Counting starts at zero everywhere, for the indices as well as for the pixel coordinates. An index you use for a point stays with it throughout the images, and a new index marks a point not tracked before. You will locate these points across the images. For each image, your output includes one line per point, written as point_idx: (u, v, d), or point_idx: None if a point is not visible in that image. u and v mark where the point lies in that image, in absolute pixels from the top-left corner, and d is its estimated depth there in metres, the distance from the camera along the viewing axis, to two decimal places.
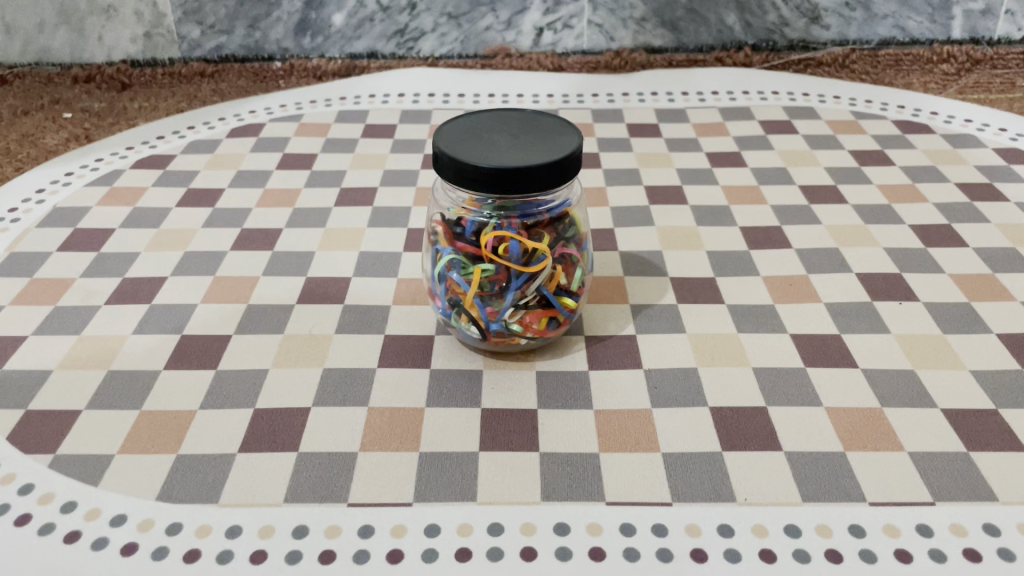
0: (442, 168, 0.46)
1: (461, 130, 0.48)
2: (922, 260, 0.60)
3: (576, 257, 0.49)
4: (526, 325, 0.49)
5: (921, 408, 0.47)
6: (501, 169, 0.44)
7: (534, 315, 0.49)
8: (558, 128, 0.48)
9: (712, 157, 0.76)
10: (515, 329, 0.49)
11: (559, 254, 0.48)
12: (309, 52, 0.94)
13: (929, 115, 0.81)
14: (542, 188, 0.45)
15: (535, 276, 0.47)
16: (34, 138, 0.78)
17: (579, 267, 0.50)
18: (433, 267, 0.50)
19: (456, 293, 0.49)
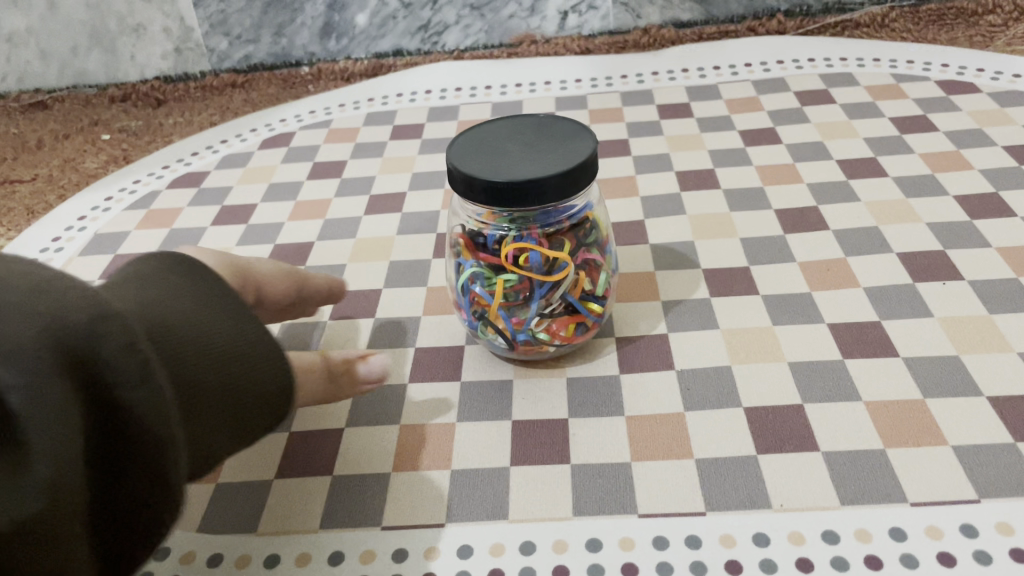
0: (456, 185, 0.45)
1: (473, 142, 0.47)
2: (967, 234, 0.58)
3: (600, 261, 0.49)
4: (553, 333, 0.49)
5: (967, 397, 0.45)
6: (512, 182, 0.43)
7: (560, 322, 0.49)
8: (573, 134, 0.47)
9: (746, 134, 0.74)
10: (542, 337, 0.49)
11: (582, 261, 0.48)
12: (336, 54, 0.95)
13: (975, 72, 0.78)
14: (558, 197, 0.44)
15: (558, 285, 0.47)
16: (75, 163, 0.80)
17: (604, 271, 0.49)
18: (457, 279, 0.50)
19: (479, 305, 0.49)
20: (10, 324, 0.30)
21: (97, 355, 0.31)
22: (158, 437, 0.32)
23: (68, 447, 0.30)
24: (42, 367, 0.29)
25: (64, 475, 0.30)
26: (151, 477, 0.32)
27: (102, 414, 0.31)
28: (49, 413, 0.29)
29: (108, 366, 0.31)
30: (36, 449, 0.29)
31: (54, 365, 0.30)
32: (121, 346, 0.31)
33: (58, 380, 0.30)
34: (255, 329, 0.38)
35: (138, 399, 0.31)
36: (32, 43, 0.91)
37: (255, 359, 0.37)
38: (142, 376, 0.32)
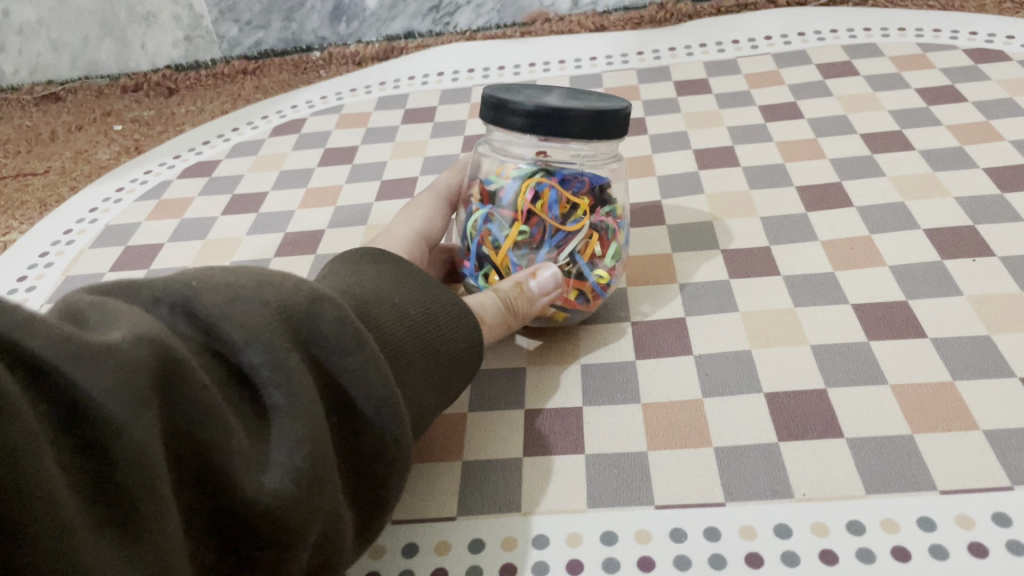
0: (486, 111, 0.44)
1: (512, 87, 0.47)
2: (999, 208, 0.55)
3: (614, 234, 0.48)
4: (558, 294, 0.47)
5: (999, 378, 0.43)
6: (541, 108, 0.41)
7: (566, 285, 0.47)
8: (610, 97, 0.46)
9: (766, 109, 0.72)
10: None
11: (598, 223, 0.47)
12: (347, 38, 0.94)
13: (1004, 40, 0.75)
14: (583, 136, 0.42)
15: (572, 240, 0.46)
16: (87, 154, 0.79)
17: (617, 245, 0.48)
18: (467, 228, 0.49)
19: (486, 251, 0.48)
20: (244, 310, 0.30)
21: (319, 327, 0.32)
22: (384, 392, 0.33)
23: (316, 412, 0.30)
24: (281, 342, 0.30)
25: (321, 435, 0.30)
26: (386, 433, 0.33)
27: (332, 382, 0.32)
28: (299, 379, 0.30)
29: (333, 336, 0.32)
30: (293, 416, 0.29)
31: (286, 339, 0.30)
32: (338, 318, 0.33)
33: (295, 353, 0.31)
34: (433, 298, 0.40)
35: (362, 360, 0.32)
36: (42, 35, 0.91)
37: (438, 324, 0.39)
38: (358, 344, 0.33)
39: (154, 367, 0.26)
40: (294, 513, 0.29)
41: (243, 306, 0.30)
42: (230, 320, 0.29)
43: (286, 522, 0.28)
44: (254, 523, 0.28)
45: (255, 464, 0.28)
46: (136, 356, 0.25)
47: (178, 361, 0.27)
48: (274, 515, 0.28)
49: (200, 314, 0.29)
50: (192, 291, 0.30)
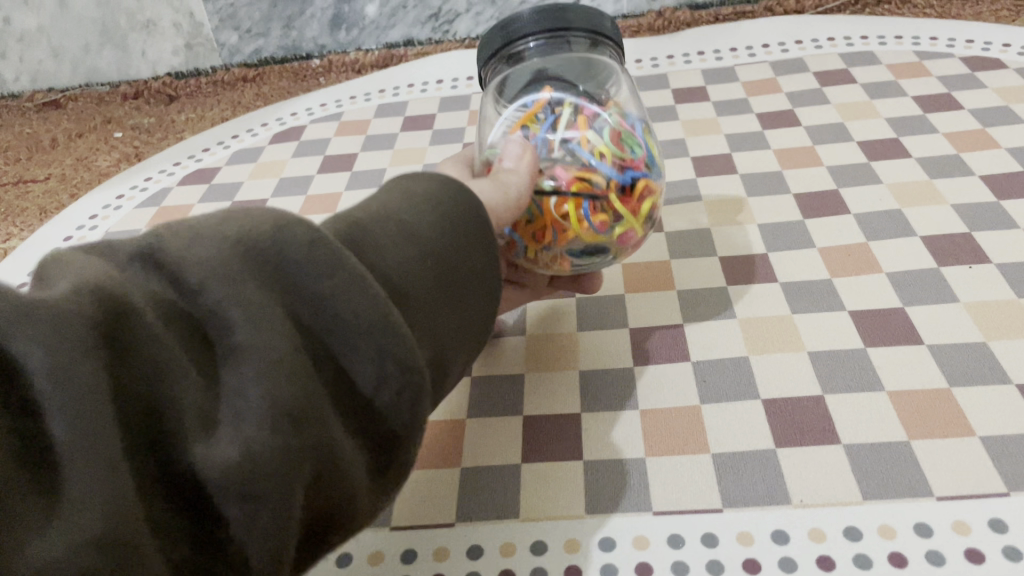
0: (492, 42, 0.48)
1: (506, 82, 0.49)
2: (995, 215, 0.56)
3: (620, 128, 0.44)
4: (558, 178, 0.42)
5: (995, 385, 0.44)
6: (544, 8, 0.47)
7: (566, 168, 0.42)
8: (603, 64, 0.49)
9: (763, 117, 0.72)
10: (547, 186, 0.42)
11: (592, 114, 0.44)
12: (346, 45, 0.95)
13: (1000, 47, 0.76)
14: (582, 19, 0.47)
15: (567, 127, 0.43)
16: (88, 162, 0.80)
17: (624, 138, 0.43)
18: None
19: None
20: (202, 249, 0.27)
21: (290, 254, 0.28)
22: (375, 312, 0.29)
23: (287, 350, 0.27)
24: (243, 278, 0.27)
25: (295, 370, 0.27)
26: (384, 360, 0.29)
27: (313, 310, 0.28)
28: (263, 316, 0.26)
29: (307, 261, 0.28)
30: (260, 354, 0.26)
31: (250, 273, 0.27)
32: (310, 240, 0.28)
33: (262, 287, 0.27)
34: (448, 212, 0.35)
35: (343, 282, 0.28)
36: (43, 42, 0.91)
37: (450, 244, 0.35)
38: (338, 265, 0.28)
39: (87, 316, 0.23)
40: (267, 468, 0.25)
41: (205, 244, 0.27)
42: (187, 261, 0.26)
43: (257, 479, 0.25)
44: (223, 484, 0.25)
45: (216, 417, 0.25)
46: (64, 311, 0.22)
47: (121, 310, 0.24)
48: (243, 472, 0.25)
49: (156, 261, 0.26)
50: (154, 239, 0.27)
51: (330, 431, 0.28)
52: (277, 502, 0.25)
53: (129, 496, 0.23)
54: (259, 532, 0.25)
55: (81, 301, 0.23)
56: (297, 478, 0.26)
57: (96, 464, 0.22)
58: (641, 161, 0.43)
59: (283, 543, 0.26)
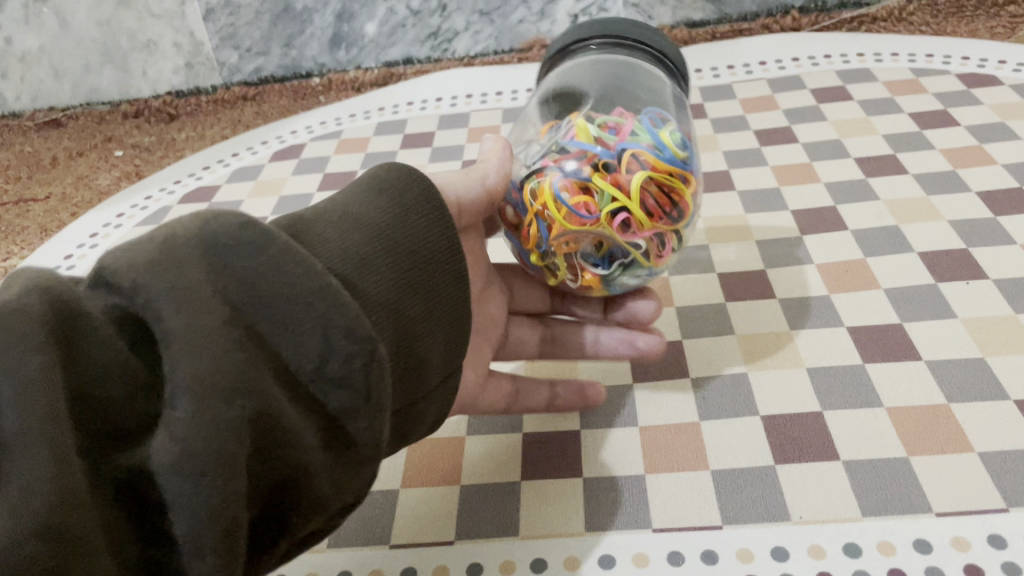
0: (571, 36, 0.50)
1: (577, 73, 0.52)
2: (992, 231, 0.56)
3: (621, 125, 0.45)
4: (538, 171, 0.44)
5: (995, 401, 0.44)
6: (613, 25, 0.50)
7: (548, 160, 0.44)
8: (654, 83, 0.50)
9: (761, 134, 0.72)
10: (528, 180, 0.44)
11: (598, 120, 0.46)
12: (346, 64, 0.94)
13: (996, 64, 0.76)
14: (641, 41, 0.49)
15: (565, 132, 0.45)
16: (88, 180, 0.80)
17: (623, 131, 0.44)
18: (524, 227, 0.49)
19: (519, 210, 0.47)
20: (145, 247, 0.29)
21: (224, 239, 0.30)
22: (307, 282, 0.30)
23: (219, 324, 0.28)
24: (179, 264, 0.29)
25: (230, 345, 0.28)
26: (325, 331, 0.30)
27: (249, 287, 0.30)
28: (193, 294, 0.28)
29: (239, 243, 0.30)
30: (189, 328, 0.28)
31: (187, 259, 0.29)
32: (242, 225, 0.31)
33: (196, 270, 0.29)
34: (397, 204, 0.37)
35: (275, 257, 0.30)
36: (44, 62, 0.92)
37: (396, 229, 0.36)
38: (268, 245, 0.30)
39: (34, 313, 0.26)
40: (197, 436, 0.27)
41: (147, 247, 0.29)
42: (122, 266, 0.28)
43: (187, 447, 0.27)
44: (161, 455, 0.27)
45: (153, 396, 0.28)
46: (14, 311, 0.26)
47: (64, 314, 0.27)
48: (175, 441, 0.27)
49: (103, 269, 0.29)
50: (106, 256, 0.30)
51: (278, 405, 0.29)
52: (213, 473, 0.27)
53: (70, 476, 0.25)
54: (201, 504, 0.27)
55: (26, 311, 0.26)
56: (237, 449, 0.27)
57: (37, 447, 0.25)
58: (634, 143, 0.43)
59: (229, 509, 0.27)
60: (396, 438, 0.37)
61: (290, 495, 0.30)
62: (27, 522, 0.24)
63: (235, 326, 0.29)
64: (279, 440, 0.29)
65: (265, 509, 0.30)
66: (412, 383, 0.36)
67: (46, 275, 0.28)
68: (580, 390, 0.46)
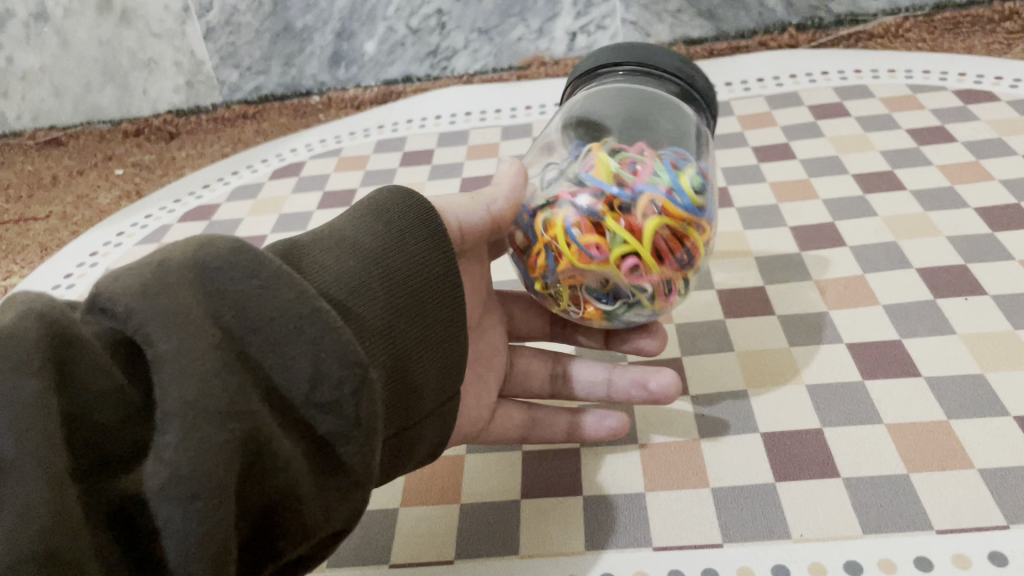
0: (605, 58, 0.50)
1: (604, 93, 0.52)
2: (991, 247, 0.56)
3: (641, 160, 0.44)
4: (553, 202, 0.44)
5: (995, 417, 0.44)
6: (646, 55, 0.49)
7: (563, 192, 0.44)
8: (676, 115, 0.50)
9: (759, 150, 0.73)
10: (542, 209, 0.44)
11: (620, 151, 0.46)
12: (346, 82, 0.94)
13: (994, 80, 0.77)
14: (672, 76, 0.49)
15: (583, 159, 0.45)
16: (88, 199, 0.80)
17: (643, 166, 0.44)
18: None
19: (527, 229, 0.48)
20: (140, 273, 0.30)
21: (218, 266, 0.31)
22: (299, 307, 0.31)
23: (211, 348, 0.29)
24: (173, 289, 0.29)
25: (220, 370, 0.29)
26: (317, 354, 0.31)
27: (242, 312, 0.30)
28: (186, 319, 0.29)
29: (232, 269, 0.31)
30: (181, 352, 0.28)
31: (182, 285, 0.30)
32: (235, 250, 0.32)
33: (190, 295, 0.30)
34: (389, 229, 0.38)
35: (269, 281, 0.31)
36: (45, 81, 0.91)
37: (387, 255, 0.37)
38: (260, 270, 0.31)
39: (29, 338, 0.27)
40: (187, 460, 0.27)
41: (142, 273, 0.30)
42: (117, 293, 0.29)
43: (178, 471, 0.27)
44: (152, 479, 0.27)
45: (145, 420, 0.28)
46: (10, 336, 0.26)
47: (61, 337, 0.27)
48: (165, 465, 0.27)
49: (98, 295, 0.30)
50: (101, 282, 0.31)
51: (270, 429, 0.30)
52: (204, 498, 0.27)
53: (64, 503, 0.25)
54: (191, 530, 0.27)
55: (23, 336, 0.27)
56: (228, 472, 0.28)
57: (32, 473, 0.25)
58: (652, 183, 0.43)
59: (219, 534, 0.27)
60: (388, 462, 0.37)
61: (281, 523, 0.31)
62: (19, 552, 0.24)
63: (226, 350, 0.29)
64: (267, 465, 0.30)
65: (255, 534, 0.30)
66: (403, 406, 0.36)
67: (41, 299, 0.29)
68: (597, 431, 0.45)
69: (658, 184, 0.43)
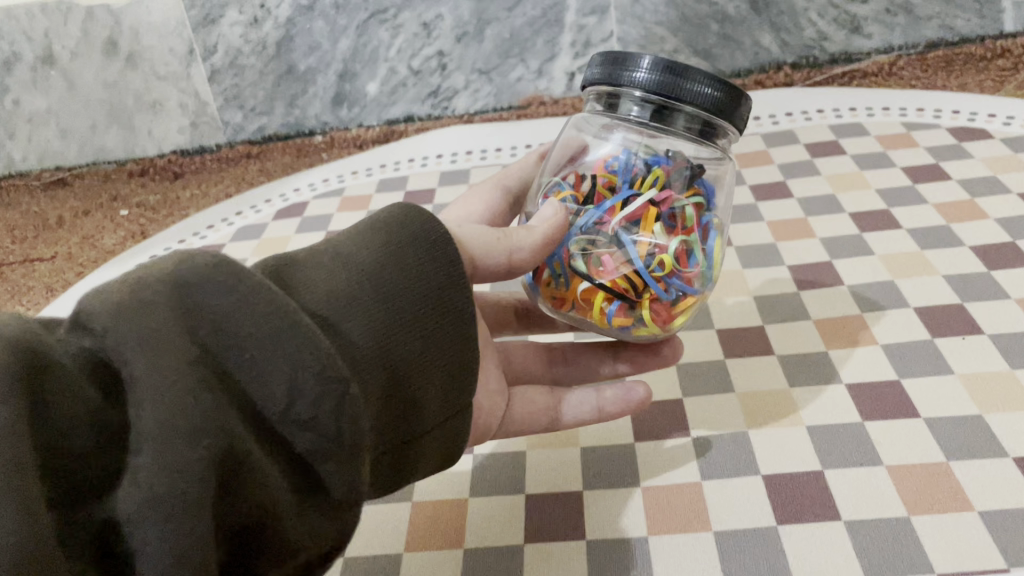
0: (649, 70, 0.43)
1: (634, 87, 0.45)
2: (987, 285, 0.57)
3: (684, 234, 0.45)
4: (597, 261, 0.44)
5: (994, 458, 0.44)
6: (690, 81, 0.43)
7: (610, 258, 0.44)
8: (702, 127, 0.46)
9: (757, 189, 0.74)
10: (583, 263, 0.45)
11: (672, 208, 0.45)
12: (348, 122, 0.94)
13: (987, 117, 0.78)
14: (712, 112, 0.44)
15: (634, 213, 0.44)
16: (93, 240, 0.85)
17: (685, 245, 0.45)
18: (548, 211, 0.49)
19: None
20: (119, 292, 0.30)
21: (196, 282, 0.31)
22: (276, 322, 0.31)
23: (186, 368, 0.29)
24: (150, 306, 0.29)
25: (196, 388, 0.29)
26: (294, 372, 0.31)
27: (220, 329, 0.30)
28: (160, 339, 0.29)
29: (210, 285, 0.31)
30: (153, 373, 0.28)
31: (158, 303, 0.30)
32: (213, 265, 0.31)
33: (166, 312, 0.30)
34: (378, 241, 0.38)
35: (246, 297, 0.31)
36: (51, 123, 0.91)
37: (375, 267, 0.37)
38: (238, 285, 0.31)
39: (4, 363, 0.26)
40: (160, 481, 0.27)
41: (120, 290, 0.30)
42: (95, 311, 0.29)
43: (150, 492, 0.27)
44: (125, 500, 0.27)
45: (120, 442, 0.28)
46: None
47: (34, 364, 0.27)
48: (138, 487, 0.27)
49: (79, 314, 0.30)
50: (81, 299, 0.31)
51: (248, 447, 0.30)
52: (175, 523, 0.27)
53: (41, 534, 0.25)
54: (165, 551, 0.27)
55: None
56: (201, 497, 0.28)
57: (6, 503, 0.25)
58: (686, 273, 0.45)
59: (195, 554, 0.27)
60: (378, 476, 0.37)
61: (261, 541, 0.31)
62: None
63: (202, 368, 0.29)
64: (246, 483, 0.30)
65: (239, 549, 0.31)
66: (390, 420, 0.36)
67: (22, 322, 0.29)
68: (579, 414, 0.48)
69: (689, 274, 0.45)
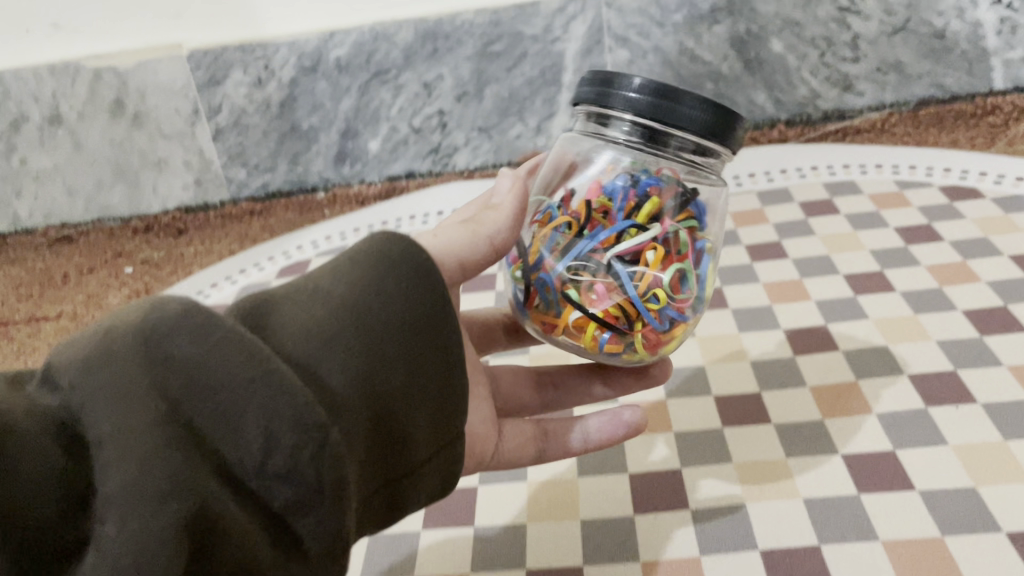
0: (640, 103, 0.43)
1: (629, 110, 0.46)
2: (980, 352, 0.58)
3: (676, 260, 0.46)
4: (590, 291, 0.45)
5: (988, 533, 0.45)
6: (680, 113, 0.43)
7: (604, 286, 0.44)
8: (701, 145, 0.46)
9: (752, 250, 0.75)
10: (575, 291, 0.45)
11: (666, 235, 0.46)
12: (350, 178, 0.95)
13: (979, 176, 0.81)
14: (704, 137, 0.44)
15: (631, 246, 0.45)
16: (100, 299, 0.90)
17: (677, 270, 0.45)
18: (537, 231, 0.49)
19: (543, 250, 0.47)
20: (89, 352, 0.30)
21: (166, 334, 0.31)
22: (246, 372, 0.31)
23: (154, 424, 0.29)
24: (118, 365, 0.30)
25: (164, 447, 0.29)
26: (268, 422, 0.31)
27: (191, 382, 0.30)
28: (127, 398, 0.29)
29: (180, 337, 0.31)
30: (120, 434, 0.28)
31: (127, 360, 0.30)
32: (182, 315, 0.31)
33: (136, 369, 0.30)
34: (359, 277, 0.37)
35: (217, 348, 0.31)
36: (57, 180, 0.92)
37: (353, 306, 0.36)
38: (207, 335, 0.31)
39: None
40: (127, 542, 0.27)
41: (91, 347, 0.30)
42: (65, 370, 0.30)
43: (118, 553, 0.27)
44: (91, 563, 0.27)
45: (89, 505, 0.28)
46: None
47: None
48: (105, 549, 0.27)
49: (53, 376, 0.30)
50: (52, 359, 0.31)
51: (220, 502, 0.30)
52: None
53: None
54: None
55: None
56: (172, 559, 0.28)
57: None
58: (677, 297, 0.46)
59: None
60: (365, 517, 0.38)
61: None
62: None
63: (172, 426, 0.29)
64: (220, 537, 0.30)
65: None
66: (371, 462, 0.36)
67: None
68: (606, 433, 0.49)
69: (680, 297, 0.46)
